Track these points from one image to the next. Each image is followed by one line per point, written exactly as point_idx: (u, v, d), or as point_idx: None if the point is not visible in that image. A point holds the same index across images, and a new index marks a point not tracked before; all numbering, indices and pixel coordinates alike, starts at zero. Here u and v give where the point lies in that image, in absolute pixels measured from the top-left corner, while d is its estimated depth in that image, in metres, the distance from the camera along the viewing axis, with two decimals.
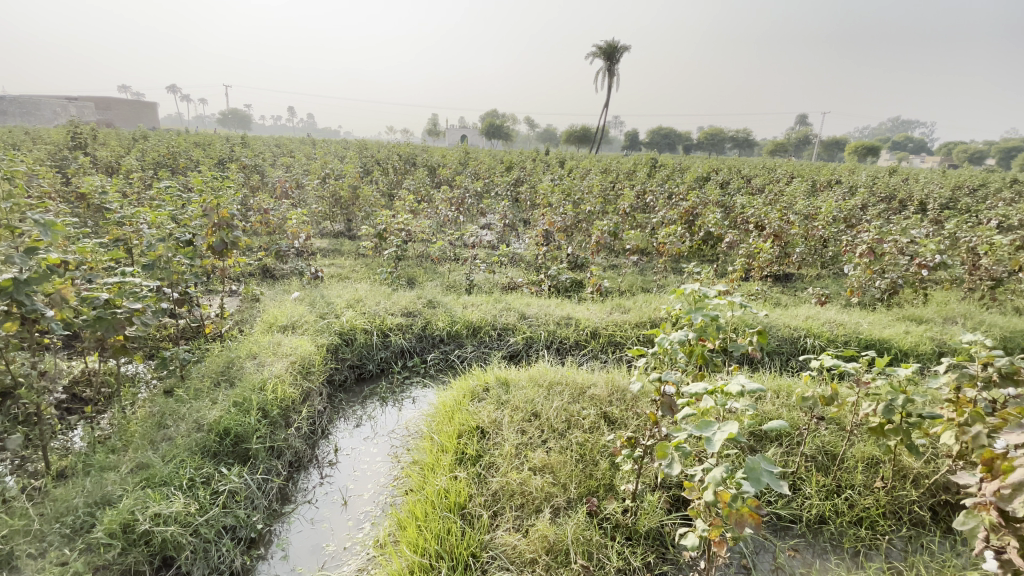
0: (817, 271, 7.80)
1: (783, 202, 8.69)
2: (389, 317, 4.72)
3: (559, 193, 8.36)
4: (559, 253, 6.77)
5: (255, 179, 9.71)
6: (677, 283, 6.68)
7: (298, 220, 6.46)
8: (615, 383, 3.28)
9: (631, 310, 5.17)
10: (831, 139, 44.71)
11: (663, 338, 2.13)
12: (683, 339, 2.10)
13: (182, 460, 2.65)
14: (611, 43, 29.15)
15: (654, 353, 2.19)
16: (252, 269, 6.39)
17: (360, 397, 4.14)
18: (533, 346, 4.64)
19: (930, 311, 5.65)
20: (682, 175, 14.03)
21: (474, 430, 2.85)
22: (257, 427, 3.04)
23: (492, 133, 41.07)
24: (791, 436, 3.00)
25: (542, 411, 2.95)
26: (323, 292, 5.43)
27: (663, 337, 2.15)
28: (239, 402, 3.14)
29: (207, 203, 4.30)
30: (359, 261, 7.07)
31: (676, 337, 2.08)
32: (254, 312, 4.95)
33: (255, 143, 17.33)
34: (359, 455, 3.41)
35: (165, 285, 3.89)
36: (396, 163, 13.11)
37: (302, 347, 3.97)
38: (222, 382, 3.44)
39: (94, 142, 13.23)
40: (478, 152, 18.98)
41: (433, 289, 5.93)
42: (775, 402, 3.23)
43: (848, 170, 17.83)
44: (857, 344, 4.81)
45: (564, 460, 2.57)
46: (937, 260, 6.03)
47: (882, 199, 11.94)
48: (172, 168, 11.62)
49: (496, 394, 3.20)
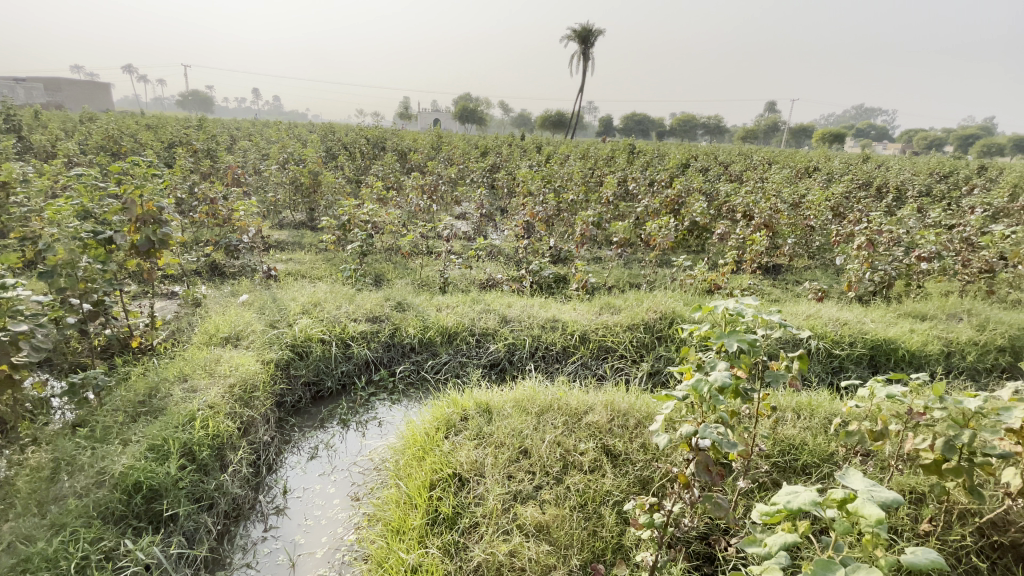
0: (807, 262, 7.50)
1: (770, 189, 8.35)
2: (351, 324, 4.13)
3: (539, 180, 7.82)
4: (540, 246, 6.25)
5: (207, 165, 8.86)
6: (667, 277, 6.26)
7: (250, 210, 5.76)
8: (616, 407, 2.80)
9: (621, 310, 4.70)
10: (801, 126, 45.37)
11: (696, 380, 1.62)
12: (728, 380, 1.60)
13: (73, 531, 2.05)
14: (587, 26, 28.45)
15: (685, 398, 1.68)
16: (197, 267, 5.68)
17: (316, 421, 3.56)
18: (516, 354, 4.14)
19: (932, 307, 5.35)
20: (662, 161, 13.66)
21: (449, 478, 2.33)
22: (179, 477, 2.45)
23: (465, 117, 40.05)
24: (820, 468, 2.59)
25: (532, 449, 2.45)
26: (277, 294, 4.79)
27: (697, 379, 1.63)
28: (156, 445, 2.53)
29: (127, 193, 3.58)
30: (321, 256, 6.40)
31: (717, 380, 1.56)
32: (194, 319, 4.29)
33: (212, 125, 16.20)
34: (312, 498, 2.85)
35: (72, 295, 3.21)
36: (364, 147, 12.32)
37: (244, 367, 3.37)
38: (140, 415, 2.82)
39: (27, 125, 12.01)
40: (451, 137, 18.22)
41: (403, 288, 5.34)
42: (797, 424, 2.83)
43: (824, 157, 17.78)
44: (864, 346, 4.46)
45: (563, 517, 2.09)
46: (935, 251, 5.75)
47: (860, 185, 11.82)
48: (115, 153, 10.60)
49: (475, 425, 2.68)
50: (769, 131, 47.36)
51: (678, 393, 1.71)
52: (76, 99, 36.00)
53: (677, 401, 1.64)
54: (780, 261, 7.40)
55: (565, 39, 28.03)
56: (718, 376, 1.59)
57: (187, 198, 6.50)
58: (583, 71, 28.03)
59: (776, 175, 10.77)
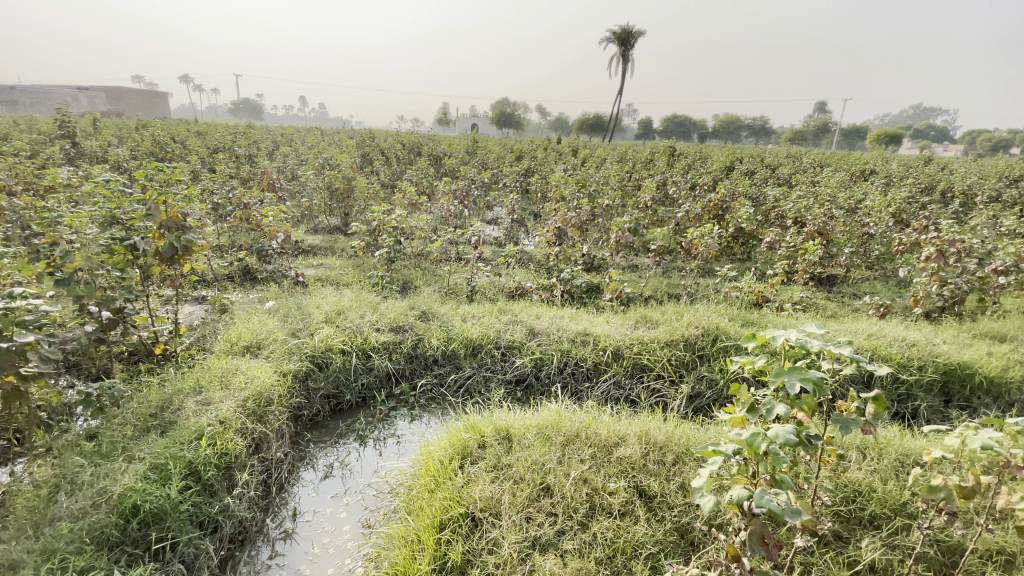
0: (863, 273, 6.92)
1: (823, 193, 7.78)
2: (373, 334, 3.98)
3: (573, 184, 7.55)
4: (573, 253, 5.98)
5: (246, 170, 9.04)
6: (709, 288, 5.86)
7: (279, 215, 5.74)
8: (652, 440, 2.54)
9: (658, 324, 4.39)
10: (853, 127, 43.26)
11: (751, 433, 1.31)
12: (793, 436, 1.28)
13: (64, 559, 1.95)
14: (627, 28, 27.91)
15: (736, 453, 1.37)
16: (229, 272, 5.71)
17: (333, 437, 3.41)
18: (544, 370, 3.89)
19: (1014, 327, 4.76)
20: (704, 164, 13.10)
21: (462, 517, 2.11)
22: (180, 500, 2.34)
23: (502, 122, 40.09)
24: (890, 521, 2.24)
25: (555, 486, 2.21)
26: (303, 300, 4.72)
27: (753, 432, 1.32)
28: (159, 464, 2.43)
29: (151, 199, 3.55)
30: (350, 261, 6.34)
31: (781, 438, 1.23)
32: (220, 325, 4.25)
33: (256, 131, 16.69)
34: (322, 523, 2.67)
35: (91, 303, 3.18)
36: (399, 152, 12.35)
37: (260, 379, 3.26)
38: (151, 429, 2.74)
39: (87, 133, 12.65)
40: (488, 140, 18.16)
41: (429, 296, 5.19)
42: (862, 466, 2.48)
43: (881, 160, 16.69)
44: (935, 371, 3.98)
45: (587, 572, 1.83)
46: (1015, 264, 5.14)
47: (923, 189, 10.96)
48: (163, 159, 10.99)
49: (494, 455, 2.45)
50: (818, 132, 45.27)
51: (728, 445, 1.42)
52: (136, 107, 38.04)
53: (727, 458, 1.35)
54: (834, 271, 6.85)
55: (604, 41, 27.52)
56: (780, 429, 1.28)
57: (222, 203, 6.56)
58: (621, 72, 27.37)
59: (828, 178, 10.09)
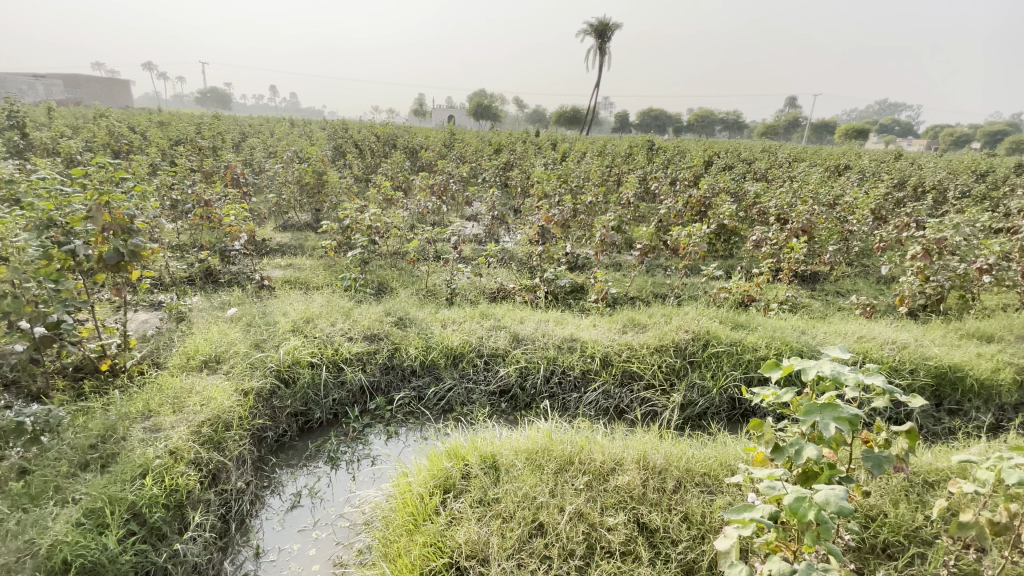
0: (845, 269, 6.91)
1: (805, 188, 7.74)
2: (346, 344, 3.70)
3: (555, 179, 7.32)
4: (556, 252, 5.77)
5: (209, 163, 8.53)
6: (695, 288, 5.73)
7: (243, 213, 5.35)
8: (650, 465, 2.35)
9: (647, 328, 4.22)
10: (824, 123, 44.20)
11: (795, 498, 1.22)
12: (843, 502, 1.18)
13: None
14: (604, 21, 27.74)
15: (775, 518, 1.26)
16: (190, 274, 5.31)
17: (301, 460, 3.12)
18: (529, 380, 3.68)
19: (999, 327, 4.74)
20: (684, 158, 13.06)
21: (445, 567, 1.87)
22: (120, 550, 2.05)
23: (479, 114, 39.60)
24: (905, 550, 2.10)
25: (548, 523, 2.00)
26: (269, 306, 4.39)
27: (798, 496, 1.22)
28: (97, 508, 2.14)
29: (93, 201, 3.19)
30: (321, 261, 6.00)
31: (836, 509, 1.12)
32: (175, 335, 3.89)
33: (223, 122, 15.95)
34: (288, 562, 2.39)
35: (20, 319, 2.82)
36: (374, 144, 11.91)
37: (218, 399, 2.96)
38: (90, 463, 2.43)
39: (35, 123, 11.80)
40: (466, 133, 17.78)
41: (407, 299, 4.91)
42: (872, 487, 2.34)
43: (853, 154, 16.96)
44: (927, 375, 3.88)
45: None
46: (998, 262, 5.12)
47: (896, 185, 11.10)
48: (118, 151, 10.33)
49: (480, 487, 2.22)
50: (790, 126, 46.07)
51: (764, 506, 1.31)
52: (95, 95, 36.22)
53: (764, 525, 1.26)
54: (817, 268, 6.80)
55: (582, 33, 27.24)
56: (828, 495, 1.19)
57: (180, 199, 6.11)
58: (599, 63, 27.08)
59: (806, 174, 10.09)
